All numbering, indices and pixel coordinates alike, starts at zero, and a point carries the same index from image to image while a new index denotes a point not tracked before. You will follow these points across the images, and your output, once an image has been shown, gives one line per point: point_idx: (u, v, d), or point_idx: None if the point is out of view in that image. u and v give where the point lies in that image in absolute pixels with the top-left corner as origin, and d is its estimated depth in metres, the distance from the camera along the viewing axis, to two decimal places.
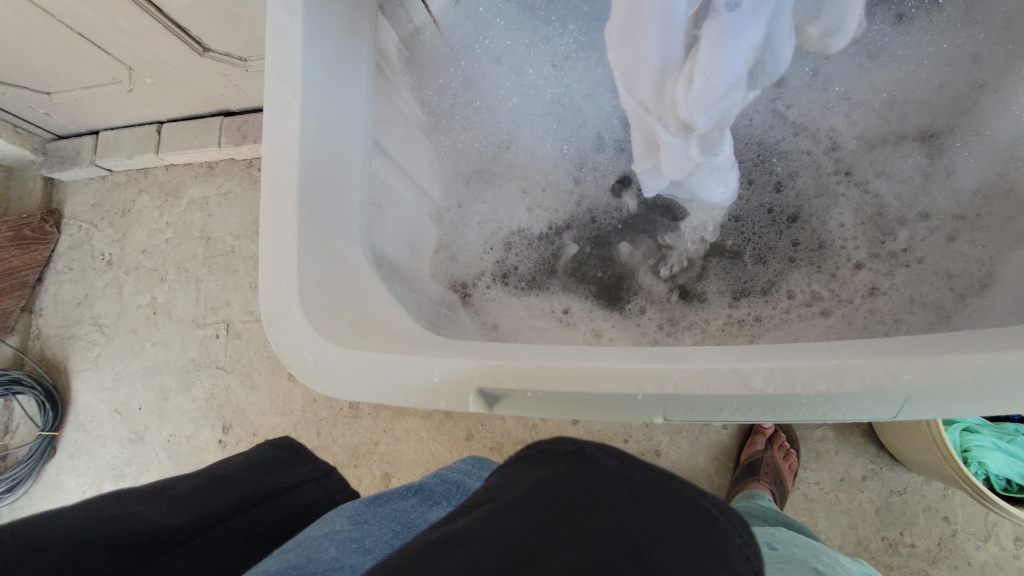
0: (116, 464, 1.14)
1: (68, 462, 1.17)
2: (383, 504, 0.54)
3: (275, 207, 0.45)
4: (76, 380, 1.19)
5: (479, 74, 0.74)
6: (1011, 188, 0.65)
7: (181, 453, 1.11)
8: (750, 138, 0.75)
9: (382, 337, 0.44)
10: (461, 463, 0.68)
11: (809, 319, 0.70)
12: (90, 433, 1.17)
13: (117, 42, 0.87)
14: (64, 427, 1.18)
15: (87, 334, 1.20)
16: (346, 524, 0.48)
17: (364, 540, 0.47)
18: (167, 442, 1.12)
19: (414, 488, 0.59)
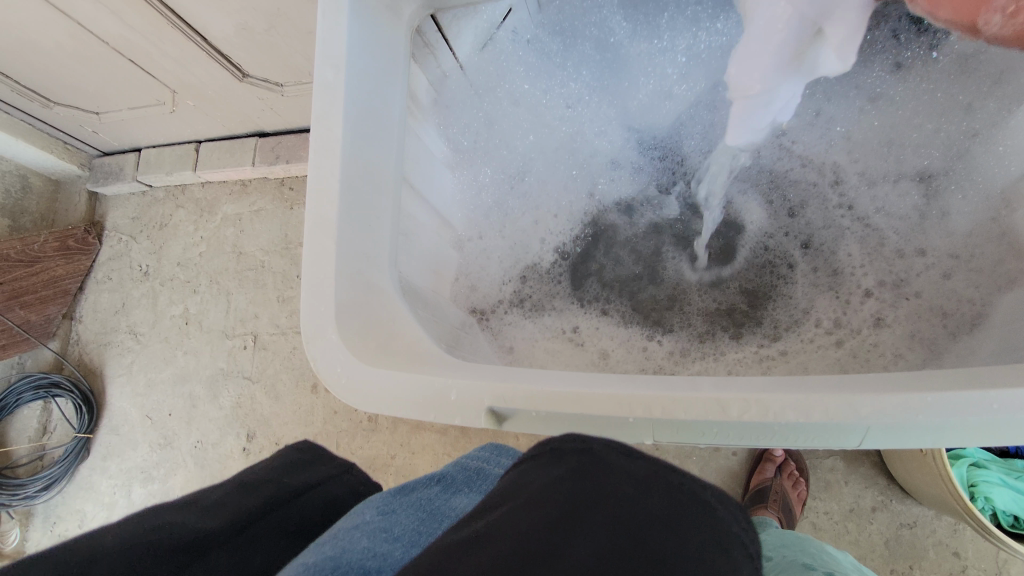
0: (145, 467, 1.21)
1: (100, 464, 1.24)
2: (406, 494, 0.59)
3: (316, 240, 0.51)
4: (111, 384, 1.27)
5: (500, 114, 0.80)
6: (1002, 234, 0.67)
7: (207, 459, 1.17)
8: (758, 173, 0.79)
9: (409, 359, 0.49)
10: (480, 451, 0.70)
11: (817, 351, 0.71)
12: (122, 436, 1.24)
13: (165, 68, 0.95)
14: (97, 429, 1.25)
15: (124, 341, 1.28)
16: (374, 515, 0.54)
17: (391, 530, 0.52)
18: (194, 448, 1.19)
19: (437, 477, 0.64)
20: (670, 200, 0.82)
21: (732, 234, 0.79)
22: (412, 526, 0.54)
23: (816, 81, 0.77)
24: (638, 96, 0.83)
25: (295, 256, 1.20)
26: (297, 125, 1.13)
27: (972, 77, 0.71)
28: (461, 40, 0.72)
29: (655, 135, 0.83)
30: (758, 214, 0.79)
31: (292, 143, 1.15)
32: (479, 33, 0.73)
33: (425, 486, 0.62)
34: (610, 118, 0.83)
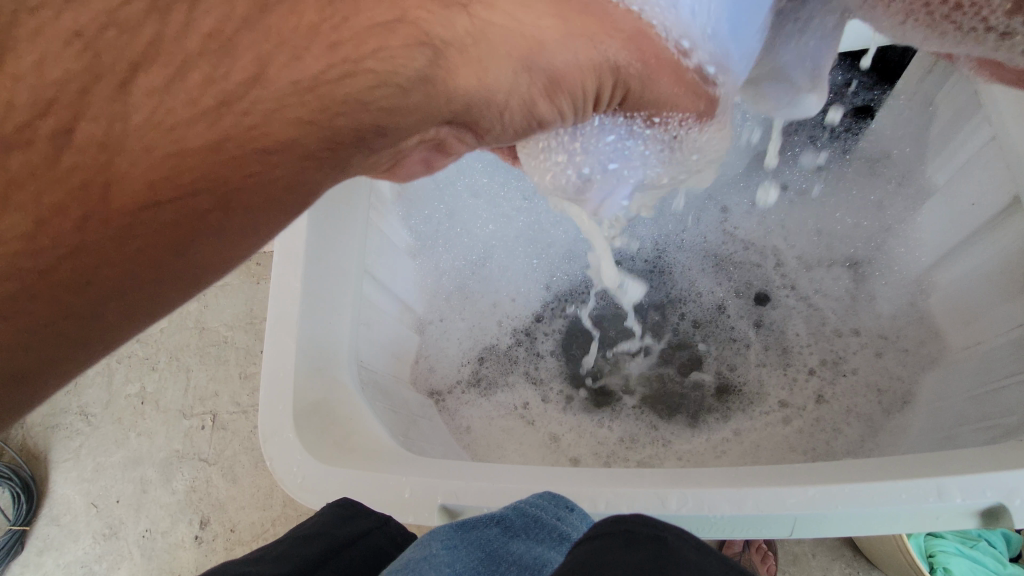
0: (84, 562, 1.07)
1: (35, 559, 1.09)
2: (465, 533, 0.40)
3: (277, 336, 0.53)
4: (54, 471, 1.12)
5: (460, 207, 0.86)
6: (922, 317, 0.73)
7: (155, 550, 1.06)
8: (706, 254, 0.86)
9: (364, 452, 0.50)
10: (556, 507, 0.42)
11: (766, 428, 0.74)
12: (63, 527, 1.09)
13: None
14: (36, 520, 1.11)
15: (72, 423, 1.14)
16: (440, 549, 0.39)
17: (453, 568, 0.37)
18: (142, 538, 1.06)
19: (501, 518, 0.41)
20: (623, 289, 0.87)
21: (691, 308, 0.84)
22: (477, 565, 0.38)
23: (750, 177, 0.86)
24: None
25: (260, 332, 1.15)
26: None
27: (879, 178, 0.79)
28: None
29: None
30: (718, 285, 0.84)
31: None
32: None
33: (483, 526, 0.41)
34: None
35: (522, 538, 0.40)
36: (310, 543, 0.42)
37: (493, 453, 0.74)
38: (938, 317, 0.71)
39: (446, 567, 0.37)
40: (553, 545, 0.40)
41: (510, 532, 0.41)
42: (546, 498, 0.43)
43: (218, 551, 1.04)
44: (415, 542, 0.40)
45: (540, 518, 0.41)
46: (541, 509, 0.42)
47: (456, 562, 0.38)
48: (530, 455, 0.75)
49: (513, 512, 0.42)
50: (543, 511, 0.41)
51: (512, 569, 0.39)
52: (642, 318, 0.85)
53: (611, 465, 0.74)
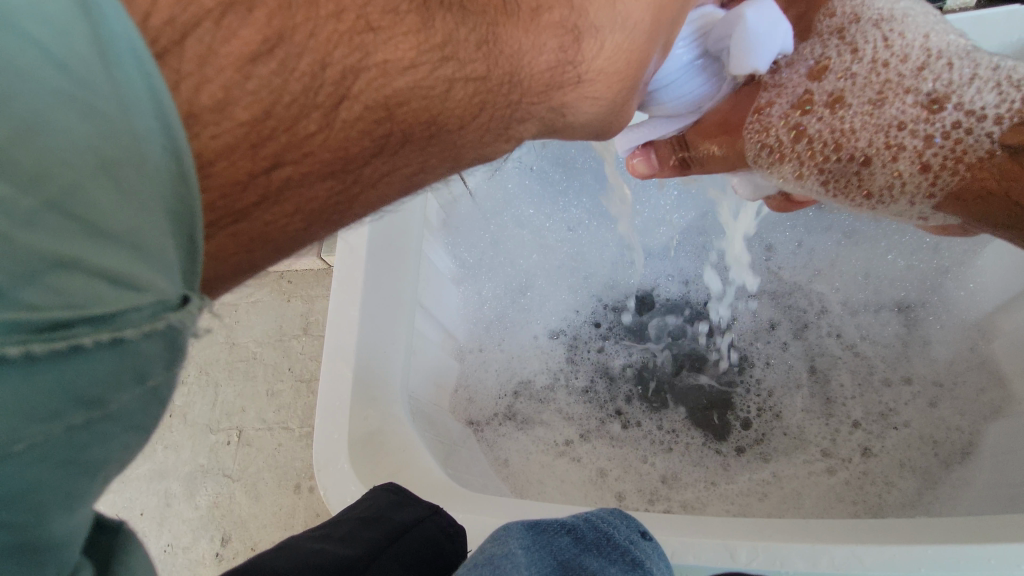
0: None
1: None
2: (540, 540, 0.38)
3: (334, 370, 0.54)
4: None
5: (505, 235, 0.85)
6: (983, 363, 0.71)
7: (175, 565, 1.03)
8: (759, 288, 0.84)
9: (421, 486, 0.51)
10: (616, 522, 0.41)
11: (809, 477, 0.72)
12: None
13: None
14: None
15: None
16: (520, 548, 0.37)
17: (531, 571, 0.34)
18: (163, 553, 1.04)
19: (569, 527, 0.40)
20: (659, 332, 0.85)
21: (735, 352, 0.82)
22: None
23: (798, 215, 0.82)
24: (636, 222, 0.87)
25: (289, 349, 1.14)
26: None
27: None
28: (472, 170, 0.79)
29: (651, 258, 0.88)
30: (763, 326, 0.83)
31: None
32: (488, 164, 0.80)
33: (555, 532, 0.39)
34: (611, 243, 0.87)
35: (594, 555, 0.38)
36: (371, 526, 0.41)
37: (533, 486, 0.72)
38: (1003, 364, 0.69)
39: (525, 568, 0.34)
40: (627, 570, 0.37)
41: (582, 545, 0.39)
42: (617, 516, 0.41)
43: None
44: (491, 537, 0.39)
45: (612, 537, 0.39)
46: (612, 527, 0.40)
47: (534, 565, 0.35)
48: (572, 488, 0.72)
49: (585, 524, 0.40)
50: (616, 529, 0.40)
51: None
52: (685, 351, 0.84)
53: (654, 504, 0.72)
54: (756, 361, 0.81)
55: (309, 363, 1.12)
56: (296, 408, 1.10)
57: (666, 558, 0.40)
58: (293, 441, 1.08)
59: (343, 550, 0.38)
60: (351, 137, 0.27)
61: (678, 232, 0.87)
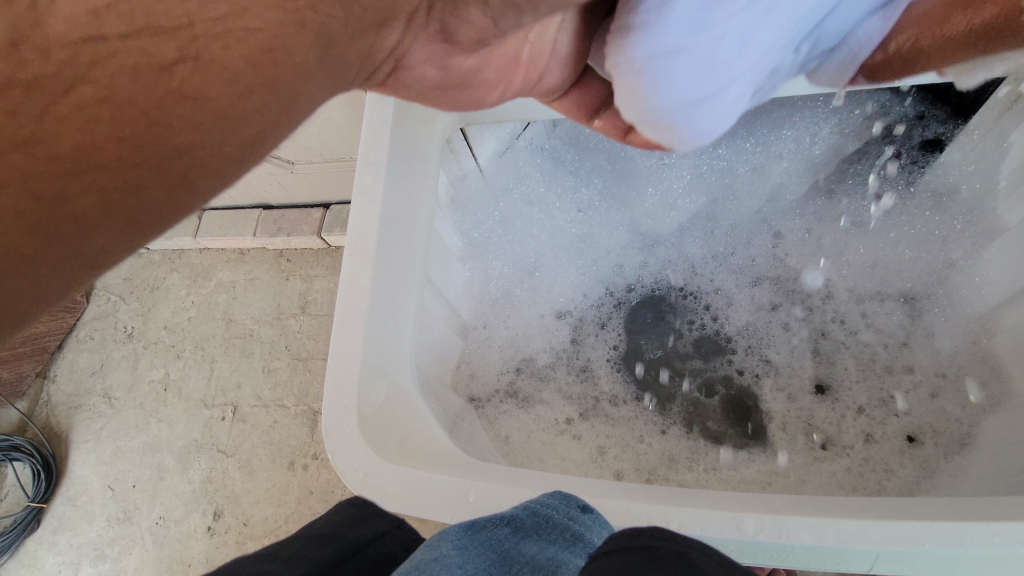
0: (98, 544, 1.05)
1: (50, 537, 1.08)
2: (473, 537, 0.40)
3: (345, 334, 0.54)
4: (76, 451, 1.13)
5: (514, 214, 0.85)
6: (984, 357, 0.71)
7: (167, 538, 1.03)
8: (766, 269, 0.84)
9: (427, 455, 0.51)
10: (554, 504, 0.42)
11: (812, 462, 0.73)
12: (78, 507, 1.09)
13: None
14: (53, 499, 1.10)
15: (96, 405, 1.15)
16: (452, 550, 0.38)
17: (464, 568, 0.36)
18: (155, 525, 1.04)
19: (506, 519, 0.41)
20: (664, 317, 0.85)
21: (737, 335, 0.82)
22: (487, 565, 0.37)
23: (805, 206, 0.84)
24: (646, 205, 0.87)
25: (286, 327, 1.13)
26: (307, 200, 1.14)
27: (945, 213, 0.76)
28: (484, 146, 0.78)
29: (658, 243, 0.88)
30: (764, 311, 0.83)
31: (296, 217, 1.15)
32: (500, 141, 0.79)
33: (494, 526, 0.41)
34: (620, 224, 0.88)
35: (534, 539, 0.39)
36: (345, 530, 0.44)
37: (532, 463, 0.73)
38: (1003, 358, 0.69)
39: (456, 567, 0.36)
40: (565, 546, 0.38)
41: (520, 533, 0.40)
42: (559, 499, 0.42)
43: (229, 544, 1.01)
44: (425, 544, 0.40)
45: (552, 517, 0.40)
46: (553, 509, 0.41)
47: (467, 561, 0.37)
48: (572, 466, 0.73)
49: (525, 513, 0.41)
50: (555, 510, 0.41)
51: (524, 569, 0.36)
52: (690, 332, 0.84)
53: (652, 483, 0.73)
54: (754, 345, 0.82)
55: (306, 342, 1.11)
56: (292, 386, 1.09)
57: (610, 532, 0.42)
58: (288, 418, 1.07)
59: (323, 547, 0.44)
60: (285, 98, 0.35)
61: (689, 217, 0.87)
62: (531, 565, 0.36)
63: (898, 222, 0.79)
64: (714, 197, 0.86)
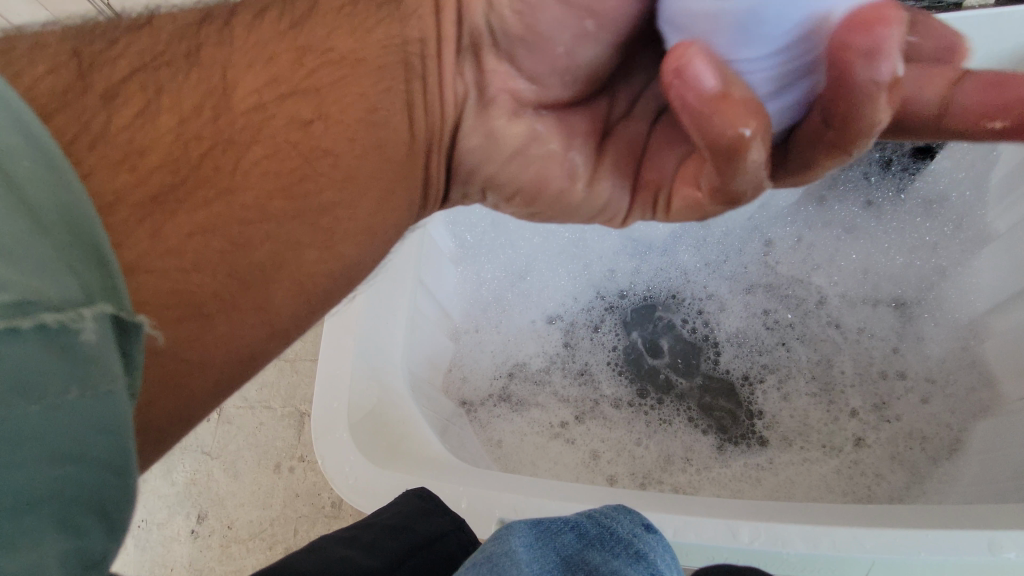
0: None
1: None
2: (543, 538, 0.39)
3: (336, 336, 0.53)
4: None
5: (508, 217, 0.84)
6: (974, 363, 0.72)
7: (149, 541, 1.00)
8: (760, 274, 0.84)
9: (417, 459, 0.50)
10: (626, 520, 0.40)
11: (803, 465, 0.73)
12: None
13: None
14: None
15: None
16: (522, 546, 0.37)
17: (531, 566, 0.35)
18: (137, 528, 1.02)
19: (572, 524, 0.40)
20: (658, 321, 0.85)
21: (732, 338, 0.83)
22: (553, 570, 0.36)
23: (799, 211, 0.84)
24: None
25: None
26: None
27: (936, 219, 0.77)
28: None
29: (652, 247, 0.88)
30: (756, 315, 0.83)
31: None
32: None
33: (558, 530, 0.40)
34: (613, 227, 0.87)
35: (597, 549, 0.38)
36: (396, 537, 0.42)
37: (525, 468, 0.73)
38: (993, 364, 0.70)
39: (525, 566, 0.35)
40: (630, 562, 0.37)
41: (585, 540, 0.39)
42: (620, 511, 0.41)
43: (214, 547, 0.99)
44: (493, 536, 0.39)
45: (616, 531, 0.39)
46: (614, 521, 0.40)
47: (535, 562, 0.36)
48: (564, 471, 0.73)
49: (589, 520, 0.40)
50: (618, 524, 0.40)
51: None
52: (683, 335, 0.84)
53: (646, 487, 0.73)
54: (744, 348, 0.82)
55: (293, 342, 1.10)
56: (279, 387, 1.07)
57: (672, 556, 0.40)
58: (274, 420, 1.05)
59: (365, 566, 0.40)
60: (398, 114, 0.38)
61: (683, 222, 0.87)
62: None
63: (890, 229, 0.80)
64: None
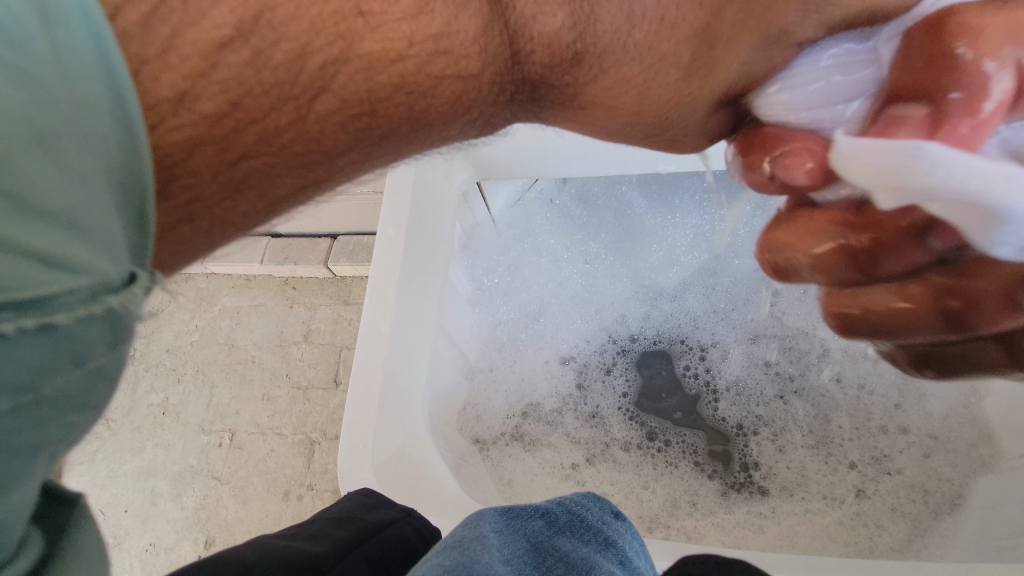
0: None
1: None
2: (517, 524, 0.41)
3: (362, 382, 0.56)
4: (68, 472, 1.12)
5: (523, 261, 0.88)
6: (974, 420, 0.74)
7: (157, 565, 1.02)
8: (767, 325, 0.86)
9: (437, 504, 0.54)
10: (596, 509, 0.44)
11: (805, 515, 0.75)
12: None
13: None
14: None
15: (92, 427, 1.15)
16: (491, 531, 0.39)
17: (502, 553, 0.37)
18: (145, 552, 1.03)
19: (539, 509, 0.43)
20: (666, 366, 0.88)
21: (740, 388, 0.85)
22: (524, 555, 0.38)
23: None
24: (650, 259, 0.91)
25: (288, 355, 1.15)
26: (314, 230, 1.17)
27: None
28: (496, 198, 0.82)
29: (662, 295, 0.91)
30: (760, 364, 0.85)
31: (305, 248, 1.18)
32: (511, 193, 0.83)
33: (528, 517, 0.42)
34: (625, 274, 0.91)
35: (567, 536, 0.41)
36: (343, 526, 0.44)
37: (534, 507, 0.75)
38: (995, 422, 0.73)
39: (496, 550, 0.37)
40: (599, 549, 0.40)
41: (555, 527, 0.41)
42: (591, 499, 0.45)
43: None
44: (465, 522, 0.42)
45: (586, 519, 0.42)
46: (585, 509, 0.44)
47: (505, 548, 0.38)
48: None
49: (559, 508, 0.43)
50: (588, 512, 0.43)
51: (557, 563, 0.38)
52: (692, 382, 0.87)
53: (653, 532, 0.75)
54: (747, 396, 0.84)
55: (307, 370, 1.13)
56: (291, 415, 1.10)
57: (641, 543, 0.45)
58: (285, 447, 1.07)
59: (310, 550, 0.41)
60: (326, 131, 0.29)
61: (691, 272, 0.90)
62: (566, 561, 0.38)
63: None
64: (713, 251, 0.89)
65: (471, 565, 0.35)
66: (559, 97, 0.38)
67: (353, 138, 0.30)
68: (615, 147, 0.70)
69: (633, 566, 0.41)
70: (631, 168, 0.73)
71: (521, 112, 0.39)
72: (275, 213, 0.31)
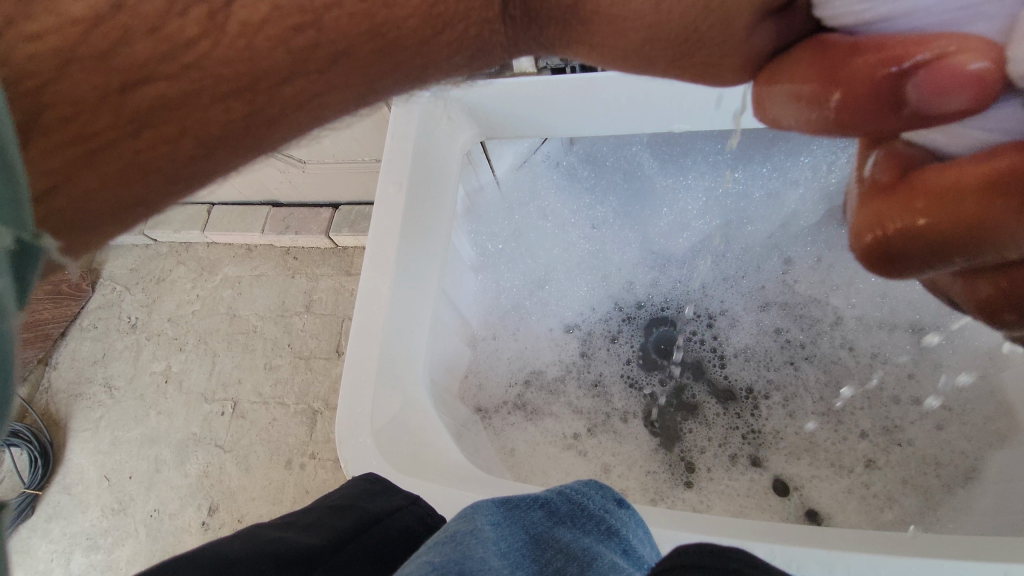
0: (91, 535, 1.04)
1: (43, 525, 1.06)
2: (514, 516, 0.39)
3: (361, 347, 0.54)
4: (73, 439, 1.12)
5: (528, 227, 0.85)
6: (992, 392, 0.72)
7: (160, 531, 1.02)
8: (779, 293, 0.84)
9: (439, 472, 0.52)
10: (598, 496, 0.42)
11: (813, 480, 0.74)
12: (73, 496, 1.07)
13: None
14: (49, 486, 1.09)
15: (96, 394, 1.14)
16: (488, 524, 0.37)
17: (498, 546, 0.35)
18: (150, 517, 1.03)
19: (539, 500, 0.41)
20: (672, 335, 0.86)
21: (749, 356, 0.82)
22: (522, 547, 0.36)
23: (818, 232, 0.82)
24: (659, 225, 0.87)
25: (289, 325, 1.13)
26: (314, 198, 1.14)
27: None
28: (501, 159, 0.78)
29: (670, 261, 0.88)
30: (769, 332, 0.83)
31: (304, 216, 1.15)
32: (517, 154, 0.79)
33: (527, 507, 0.40)
34: (633, 240, 0.88)
35: (568, 526, 0.39)
36: (344, 515, 0.42)
37: (536, 477, 0.73)
38: (1013, 395, 0.70)
39: (492, 542, 0.35)
40: (601, 539, 0.38)
41: (555, 518, 0.39)
42: (593, 488, 0.42)
43: None
44: (459, 515, 0.39)
45: (588, 507, 0.40)
46: (588, 497, 0.41)
47: (502, 540, 0.36)
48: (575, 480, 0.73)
49: (559, 497, 0.41)
50: (590, 501, 0.41)
51: (559, 555, 0.36)
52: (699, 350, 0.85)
53: (657, 503, 0.74)
54: (754, 365, 0.82)
55: (309, 340, 1.11)
56: (292, 384, 1.08)
57: (644, 532, 0.43)
58: (287, 416, 1.06)
59: (304, 540, 0.38)
60: (259, 43, 0.27)
61: (702, 239, 0.87)
62: (567, 552, 0.36)
63: None
64: (725, 219, 0.85)
65: (468, 556, 0.33)
66: (554, 10, 0.35)
67: (299, 57, 0.28)
68: (626, 103, 0.66)
69: (638, 557, 0.40)
70: (643, 126, 0.70)
71: (505, 39, 0.36)
72: (231, 150, 0.29)
